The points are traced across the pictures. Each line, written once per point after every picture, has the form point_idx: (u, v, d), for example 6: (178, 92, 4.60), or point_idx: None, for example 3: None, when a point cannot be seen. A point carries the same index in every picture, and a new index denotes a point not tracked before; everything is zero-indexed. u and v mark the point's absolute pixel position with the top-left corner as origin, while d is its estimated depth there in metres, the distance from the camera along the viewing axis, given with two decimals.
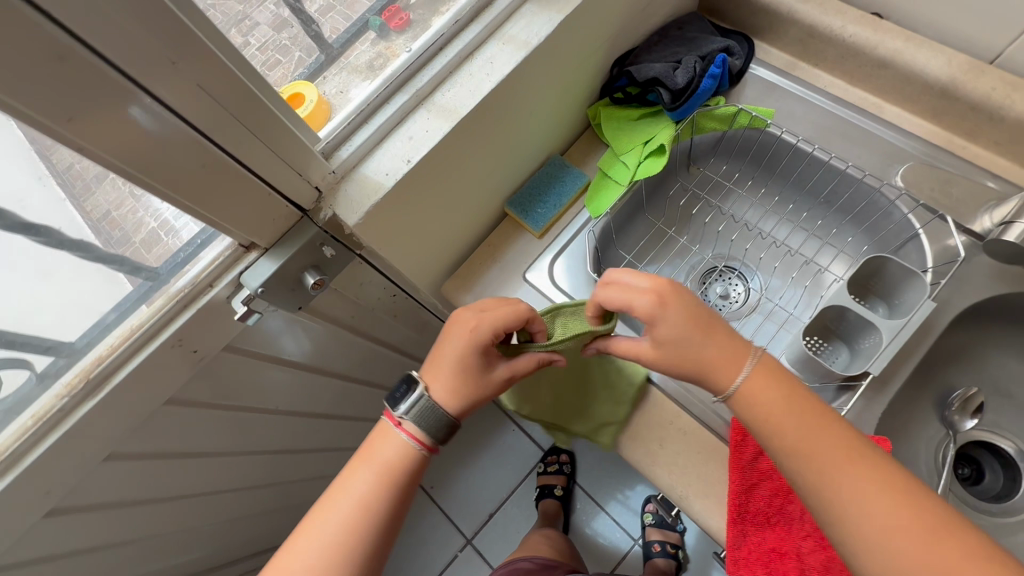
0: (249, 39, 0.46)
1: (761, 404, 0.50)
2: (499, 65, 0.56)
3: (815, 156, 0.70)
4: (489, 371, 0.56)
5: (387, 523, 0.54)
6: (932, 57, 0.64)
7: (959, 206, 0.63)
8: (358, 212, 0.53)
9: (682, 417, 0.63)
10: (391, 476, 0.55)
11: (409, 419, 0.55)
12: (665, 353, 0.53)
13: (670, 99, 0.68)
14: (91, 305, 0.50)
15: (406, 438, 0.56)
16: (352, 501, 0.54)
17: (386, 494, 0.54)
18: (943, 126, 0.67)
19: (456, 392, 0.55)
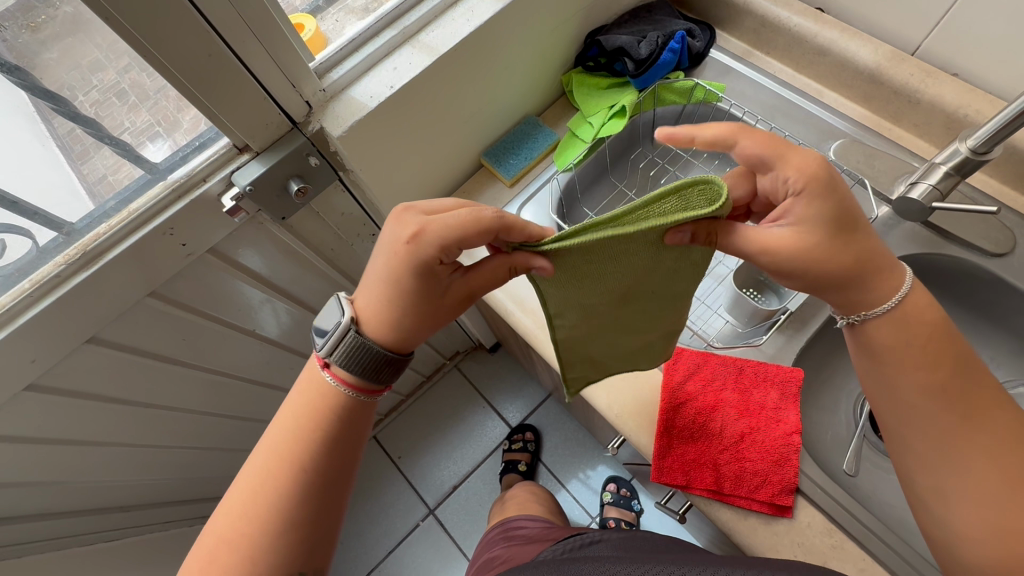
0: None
1: (908, 337, 0.48)
2: (479, 13, 0.64)
3: (758, 128, 0.78)
4: (438, 285, 0.49)
5: (313, 462, 0.51)
6: (862, 46, 0.73)
7: (879, 176, 0.72)
8: (342, 126, 0.60)
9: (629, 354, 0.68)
10: (323, 404, 0.53)
11: (335, 360, 0.52)
12: (815, 248, 0.44)
13: (634, 68, 0.76)
14: (94, 187, 0.55)
15: (335, 380, 0.53)
16: (289, 424, 0.52)
17: (320, 418, 0.52)
18: (872, 110, 0.76)
19: (393, 314, 0.51)
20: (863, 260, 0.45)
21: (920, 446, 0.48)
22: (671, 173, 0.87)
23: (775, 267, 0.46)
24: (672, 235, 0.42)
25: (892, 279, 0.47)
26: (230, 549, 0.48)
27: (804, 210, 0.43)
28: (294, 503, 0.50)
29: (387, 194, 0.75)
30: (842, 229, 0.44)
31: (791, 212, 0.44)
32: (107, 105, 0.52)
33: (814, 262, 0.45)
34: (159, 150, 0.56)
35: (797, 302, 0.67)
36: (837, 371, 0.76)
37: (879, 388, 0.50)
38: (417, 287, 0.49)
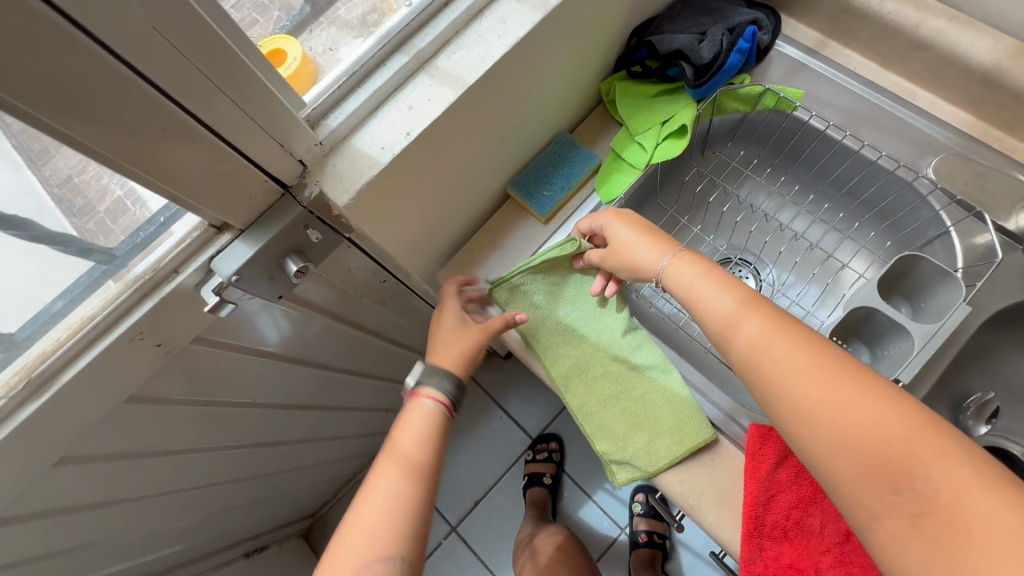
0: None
1: (772, 353, 0.43)
2: (512, 26, 0.50)
3: (844, 144, 0.65)
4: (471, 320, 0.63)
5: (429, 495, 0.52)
6: (977, 39, 0.60)
7: (994, 203, 0.60)
8: (348, 190, 0.46)
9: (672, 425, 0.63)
10: (416, 470, 0.53)
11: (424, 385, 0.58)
12: (650, 254, 0.55)
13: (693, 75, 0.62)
14: (35, 287, 0.42)
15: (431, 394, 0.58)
16: (383, 504, 0.50)
17: (416, 488, 0.52)
18: (978, 116, 0.64)
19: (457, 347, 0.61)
20: (752, 309, 0.46)
21: (841, 473, 0.37)
22: (729, 195, 0.75)
23: (638, 274, 0.57)
24: (577, 262, 0.64)
25: (686, 252, 0.53)
26: None
27: (622, 230, 0.58)
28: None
29: (403, 247, 0.62)
30: (707, 278, 0.50)
31: (617, 233, 0.59)
32: (53, 179, 0.39)
33: (723, 311, 0.48)
34: (124, 223, 0.43)
35: (910, 370, 0.53)
36: None
37: (781, 415, 0.42)
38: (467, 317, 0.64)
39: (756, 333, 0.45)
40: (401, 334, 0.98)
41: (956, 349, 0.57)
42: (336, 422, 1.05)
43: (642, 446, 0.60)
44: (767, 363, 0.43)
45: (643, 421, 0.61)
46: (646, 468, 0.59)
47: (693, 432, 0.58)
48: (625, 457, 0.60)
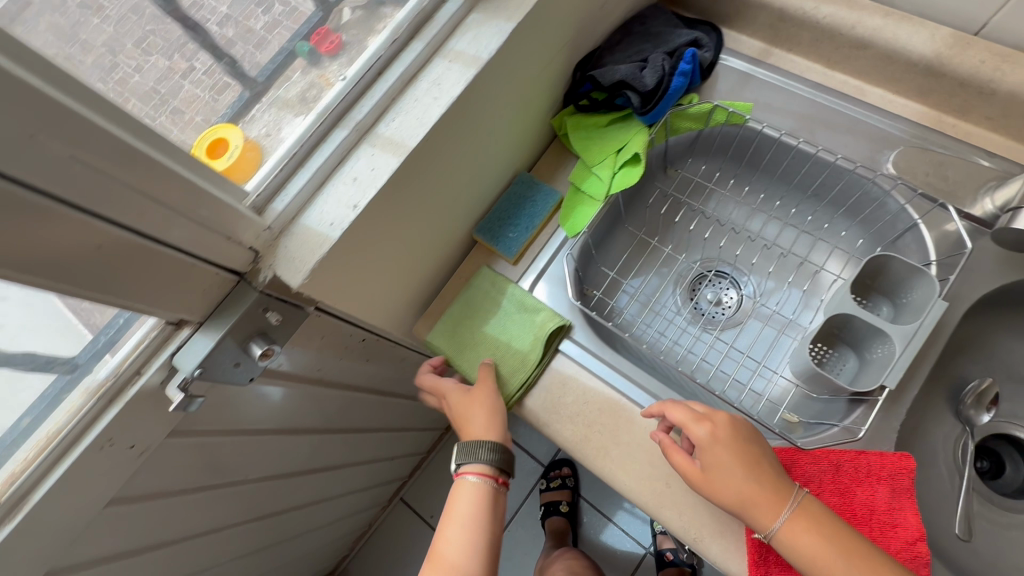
0: (194, 63, 0.44)
1: (804, 549, 0.48)
2: (448, 87, 0.49)
3: (801, 150, 0.65)
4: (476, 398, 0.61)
5: (493, 536, 0.58)
6: (915, 32, 0.59)
7: (957, 190, 0.60)
8: (301, 271, 0.46)
9: (645, 437, 0.59)
10: (478, 519, 0.57)
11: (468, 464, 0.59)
12: (707, 435, 0.51)
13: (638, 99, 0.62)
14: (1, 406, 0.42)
15: (482, 479, 0.58)
16: (453, 546, 0.56)
17: (482, 527, 0.57)
18: (929, 105, 0.64)
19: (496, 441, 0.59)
20: (782, 502, 0.49)
21: None
22: (693, 212, 0.75)
23: (720, 493, 0.50)
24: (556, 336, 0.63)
25: (798, 505, 0.49)
26: None
27: (710, 444, 0.51)
28: None
29: (373, 309, 0.62)
30: (753, 459, 0.51)
31: (703, 468, 0.51)
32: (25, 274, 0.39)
33: (716, 479, 0.50)
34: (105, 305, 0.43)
35: (894, 377, 0.52)
36: (930, 416, 0.67)
37: None
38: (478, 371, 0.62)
39: (798, 521, 0.48)
40: (392, 383, 0.98)
41: (942, 343, 0.56)
42: (339, 480, 1.04)
43: (505, 368, 0.62)
44: (808, 548, 0.48)
45: (505, 346, 0.63)
46: (514, 380, 0.61)
47: (546, 321, 0.62)
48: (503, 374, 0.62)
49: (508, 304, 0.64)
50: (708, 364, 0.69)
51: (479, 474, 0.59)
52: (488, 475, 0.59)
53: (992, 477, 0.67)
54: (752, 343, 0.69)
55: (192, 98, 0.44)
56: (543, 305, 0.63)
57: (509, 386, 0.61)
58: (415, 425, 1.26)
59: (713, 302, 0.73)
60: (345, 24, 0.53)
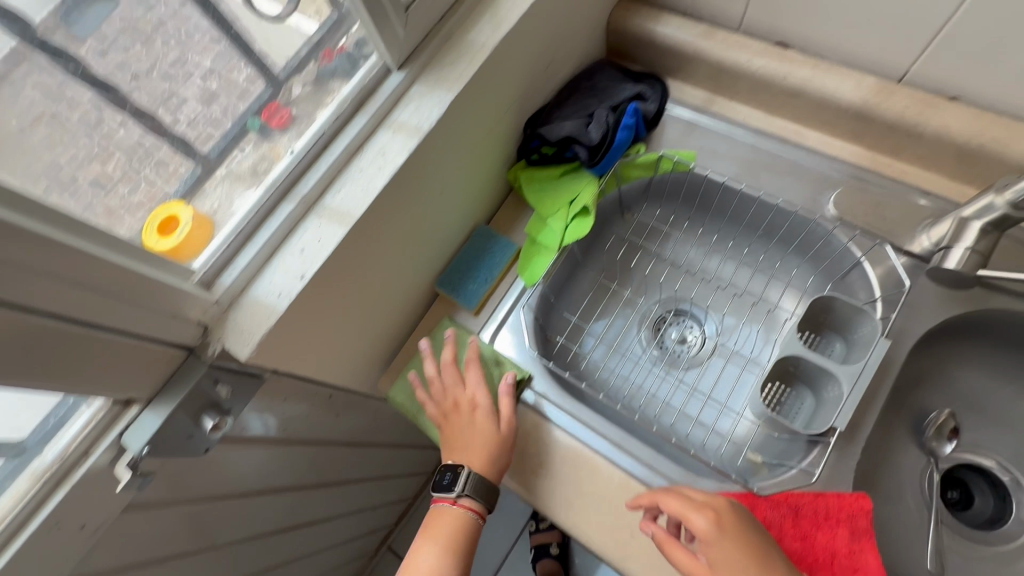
0: (178, 116, 0.47)
1: None
2: (392, 157, 0.51)
3: (746, 194, 0.68)
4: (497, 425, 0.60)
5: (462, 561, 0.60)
6: (842, 82, 0.63)
7: (896, 228, 0.62)
8: (249, 343, 0.47)
9: (608, 486, 0.59)
10: (453, 544, 0.59)
11: (465, 495, 0.59)
12: (708, 526, 0.48)
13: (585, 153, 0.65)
14: None
15: (464, 512, 0.60)
16: (424, 566, 0.58)
17: (455, 555, 0.59)
18: (865, 147, 0.66)
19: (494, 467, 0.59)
20: None
21: None
22: (650, 256, 0.76)
23: None
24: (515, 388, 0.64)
25: None
26: None
27: (712, 537, 0.48)
28: None
29: (335, 369, 0.62)
30: (759, 551, 0.48)
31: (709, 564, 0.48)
32: None
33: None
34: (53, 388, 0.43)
35: (842, 418, 0.53)
36: (895, 450, 0.67)
37: None
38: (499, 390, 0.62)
39: None
40: (369, 435, 0.97)
41: (892, 380, 0.57)
42: (318, 537, 1.01)
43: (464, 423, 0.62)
44: None
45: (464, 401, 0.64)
46: None
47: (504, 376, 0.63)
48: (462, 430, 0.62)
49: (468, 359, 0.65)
50: (672, 406, 0.69)
51: (468, 510, 0.60)
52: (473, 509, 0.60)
53: (961, 508, 0.66)
54: (716, 383, 0.70)
55: (176, 150, 0.48)
56: (501, 359, 0.65)
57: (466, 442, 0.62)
58: (398, 473, 1.24)
59: (677, 342, 0.74)
60: (295, 99, 0.54)
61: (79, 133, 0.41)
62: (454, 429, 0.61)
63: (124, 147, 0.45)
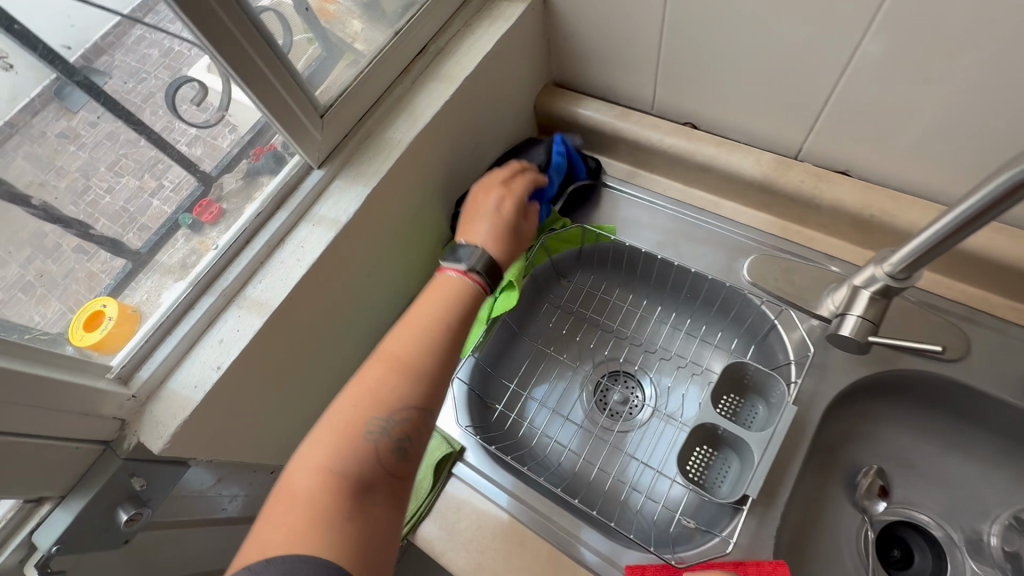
0: (164, 181, 0.54)
1: None
2: (310, 248, 0.55)
3: (665, 261, 0.71)
4: (519, 228, 0.65)
5: (444, 366, 0.53)
6: (744, 158, 0.68)
7: (803, 293, 0.65)
8: (163, 434, 0.48)
9: (538, 560, 0.59)
10: (423, 346, 0.53)
11: (476, 270, 0.59)
12: None
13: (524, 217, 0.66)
14: None
15: (470, 282, 0.58)
16: (406, 330, 0.54)
17: (424, 367, 0.52)
18: (775, 215, 0.71)
19: (497, 215, 0.64)
20: None
21: None
22: (586, 322, 0.79)
23: None
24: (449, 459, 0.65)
25: None
26: (327, 472, 0.45)
27: None
28: (410, 377, 0.51)
29: (270, 449, 0.63)
30: None
31: None
32: None
33: None
34: None
35: (755, 485, 0.54)
36: (831, 511, 0.67)
37: None
38: (523, 244, 0.65)
39: None
40: None
41: (806, 442, 0.58)
42: None
43: None
44: None
45: None
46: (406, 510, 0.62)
47: (437, 446, 0.65)
48: None
49: None
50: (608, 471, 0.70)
51: (473, 284, 0.58)
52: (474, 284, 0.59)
53: (903, 566, 0.64)
54: (653, 447, 0.71)
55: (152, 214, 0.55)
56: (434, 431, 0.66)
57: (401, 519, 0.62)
58: None
59: (620, 404, 0.74)
60: (226, 194, 0.58)
61: None
62: (474, 213, 0.65)
63: None
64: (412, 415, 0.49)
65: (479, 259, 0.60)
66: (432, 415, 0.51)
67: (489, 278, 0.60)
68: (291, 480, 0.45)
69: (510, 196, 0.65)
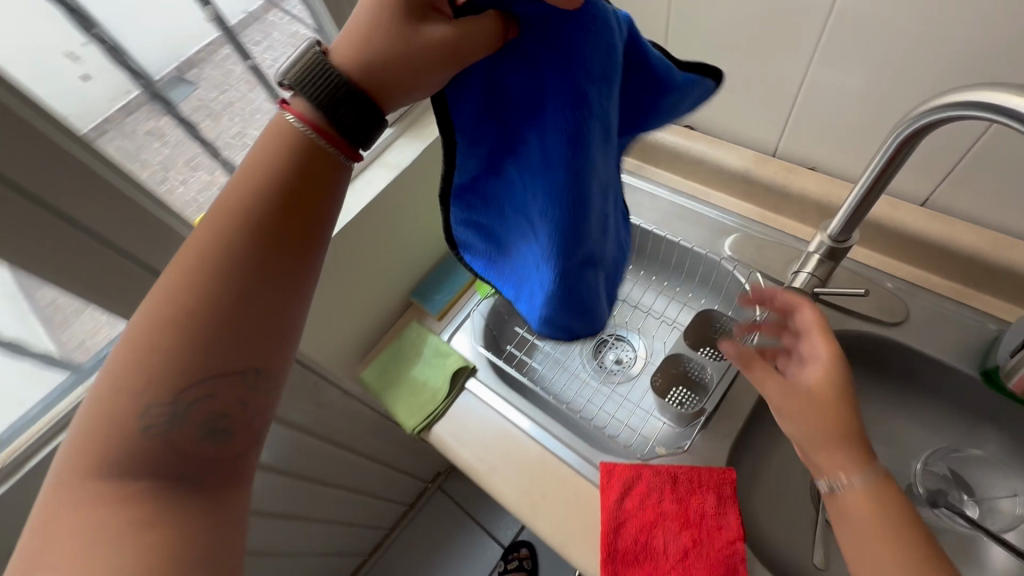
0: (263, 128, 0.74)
1: (856, 518, 0.48)
2: (376, 183, 0.74)
3: (656, 234, 0.85)
4: (414, 31, 0.38)
5: (253, 301, 0.40)
6: (729, 154, 0.82)
7: (772, 264, 0.77)
8: None
9: (530, 456, 0.71)
10: (225, 272, 0.39)
11: (294, 91, 0.40)
12: (818, 351, 0.54)
13: (466, 180, 0.47)
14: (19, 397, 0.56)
15: (291, 115, 0.41)
16: (197, 261, 0.39)
17: (234, 287, 0.39)
18: (755, 204, 0.84)
19: (394, 3, 0.39)
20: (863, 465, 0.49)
21: None
22: None
23: (800, 413, 0.52)
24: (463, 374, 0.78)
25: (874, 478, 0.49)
26: (112, 476, 0.37)
27: (816, 369, 0.53)
28: (209, 327, 0.39)
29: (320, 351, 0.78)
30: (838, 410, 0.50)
31: (807, 379, 0.53)
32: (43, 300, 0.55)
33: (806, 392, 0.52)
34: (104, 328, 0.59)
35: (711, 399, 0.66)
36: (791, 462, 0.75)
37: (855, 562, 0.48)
38: (404, 62, 0.39)
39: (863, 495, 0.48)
40: (353, 444, 1.08)
41: None
42: (295, 541, 1.09)
43: (420, 402, 0.76)
44: (866, 522, 0.47)
45: (421, 384, 0.78)
46: (426, 410, 0.75)
47: (454, 361, 0.79)
48: (418, 407, 0.76)
49: (428, 351, 0.81)
50: (598, 406, 0.82)
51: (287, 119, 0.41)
52: (297, 123, 0.41)
53: None
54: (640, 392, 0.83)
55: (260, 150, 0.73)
56: (453, 350, 0.80)
57: (422, 416, 0.75)
58: (376, 495, 1.32)
59: (614, 359, 0.86)
60: None
61: (167, 153, 0.62)
62: None
63: (198, 166, 0.66)
64: (221, 379, 0.40)
65: (303, 75, 0.39)
66: (254, 376, 0.41)
67: (330, 123, 0.40)
68: (68, 478, 0.37)
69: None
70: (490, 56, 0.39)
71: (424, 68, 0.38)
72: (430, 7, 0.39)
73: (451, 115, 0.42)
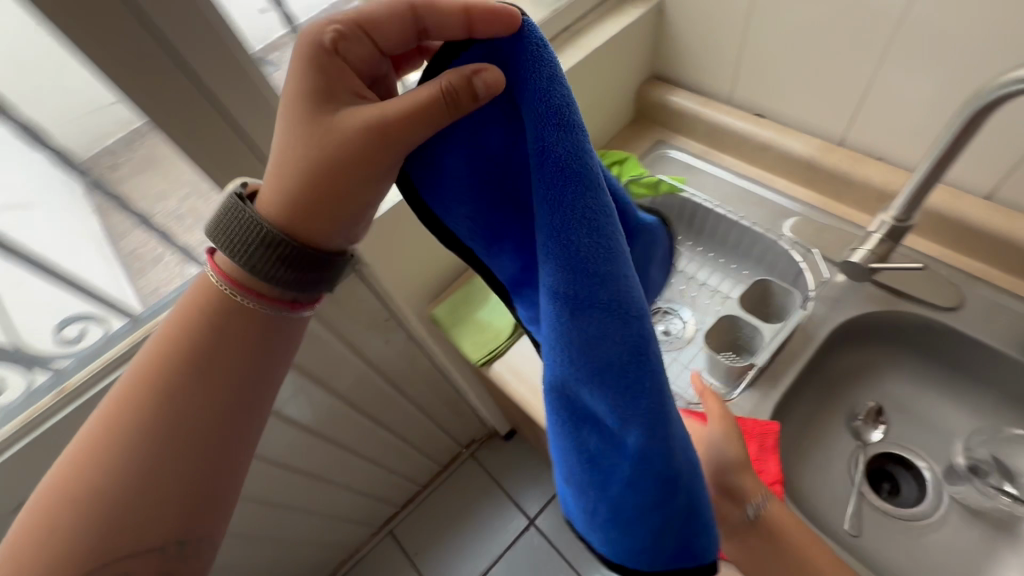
0: None
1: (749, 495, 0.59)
2: None
3: (718, 212, 0.89)
4: (328, 134, 0.41)
5: (186, 432, 0.44)
6: (797, 141, 0.86)
7: (830, 246, 0.82)
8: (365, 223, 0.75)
9: None
10: (169, 436, 0.44)
11: (213, 241, 0.46)
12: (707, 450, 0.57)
13: (511, 279, 0.47)
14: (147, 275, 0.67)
15: (215, 273, 0.47)
16: (142, 383, 0.45)
17: (163, 475, 0.43)
18: (817, 191, 0.88)
19: (304, 96, 0.41)
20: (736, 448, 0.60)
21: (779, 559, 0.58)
22: None
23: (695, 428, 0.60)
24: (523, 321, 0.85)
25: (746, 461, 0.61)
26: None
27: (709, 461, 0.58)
28: (149, 448, 0.43)
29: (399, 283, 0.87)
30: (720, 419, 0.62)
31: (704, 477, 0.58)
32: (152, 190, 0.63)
33: None
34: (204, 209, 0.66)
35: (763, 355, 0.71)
36: (831, 436, 0.79)
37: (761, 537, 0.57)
38: (336, 169, 0.42)
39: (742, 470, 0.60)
40: (407, 386, 1.16)
41: (811, 349, 0.74)
42: (342, 470, 1.18)
43: (483, 340, 0.84)
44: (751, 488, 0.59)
45: (485, 325, 0.86)
46: (488, 347, 0.83)
47: None
48: (481, 344, 0.84)
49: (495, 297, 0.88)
50: None
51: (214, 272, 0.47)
52: (218, 277, 0.47)
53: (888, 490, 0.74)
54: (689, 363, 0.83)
55: None
56: None
57: (484, 352, 0.83)
58: (418, 446, 1.41)
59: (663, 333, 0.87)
60: None
61: None
62: None
63: None
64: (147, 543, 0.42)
65: (222, 230, 0.45)
66: (183, 529, 0.44)
67: (262, 283, 0.46)
68: None
69: (341, 70, 0.41)
70: (430, 145, 0.40)
71: (357, 175, 0.42)
72: (347, 90, 0.42)
73: (422, 185, 0.43)
